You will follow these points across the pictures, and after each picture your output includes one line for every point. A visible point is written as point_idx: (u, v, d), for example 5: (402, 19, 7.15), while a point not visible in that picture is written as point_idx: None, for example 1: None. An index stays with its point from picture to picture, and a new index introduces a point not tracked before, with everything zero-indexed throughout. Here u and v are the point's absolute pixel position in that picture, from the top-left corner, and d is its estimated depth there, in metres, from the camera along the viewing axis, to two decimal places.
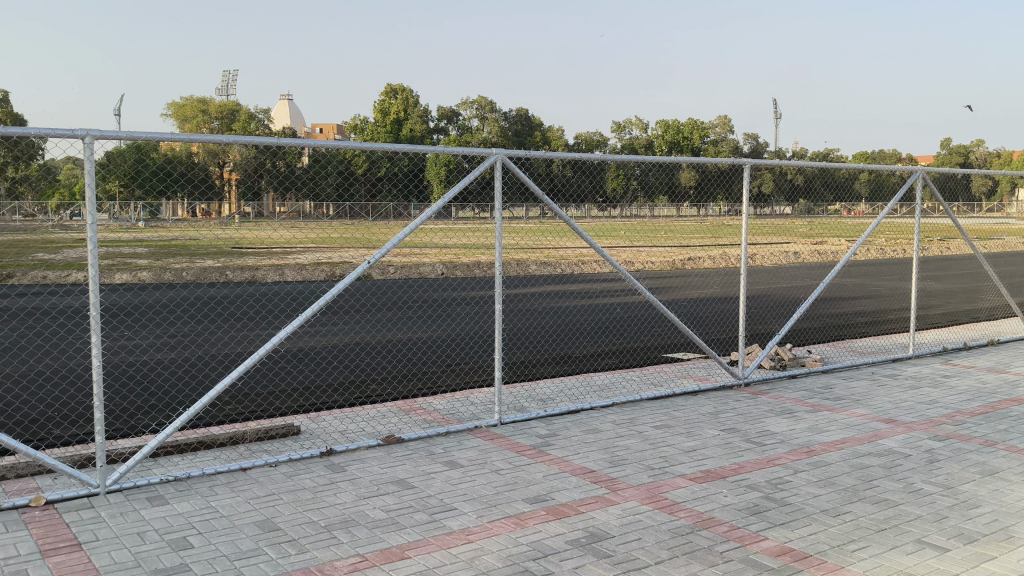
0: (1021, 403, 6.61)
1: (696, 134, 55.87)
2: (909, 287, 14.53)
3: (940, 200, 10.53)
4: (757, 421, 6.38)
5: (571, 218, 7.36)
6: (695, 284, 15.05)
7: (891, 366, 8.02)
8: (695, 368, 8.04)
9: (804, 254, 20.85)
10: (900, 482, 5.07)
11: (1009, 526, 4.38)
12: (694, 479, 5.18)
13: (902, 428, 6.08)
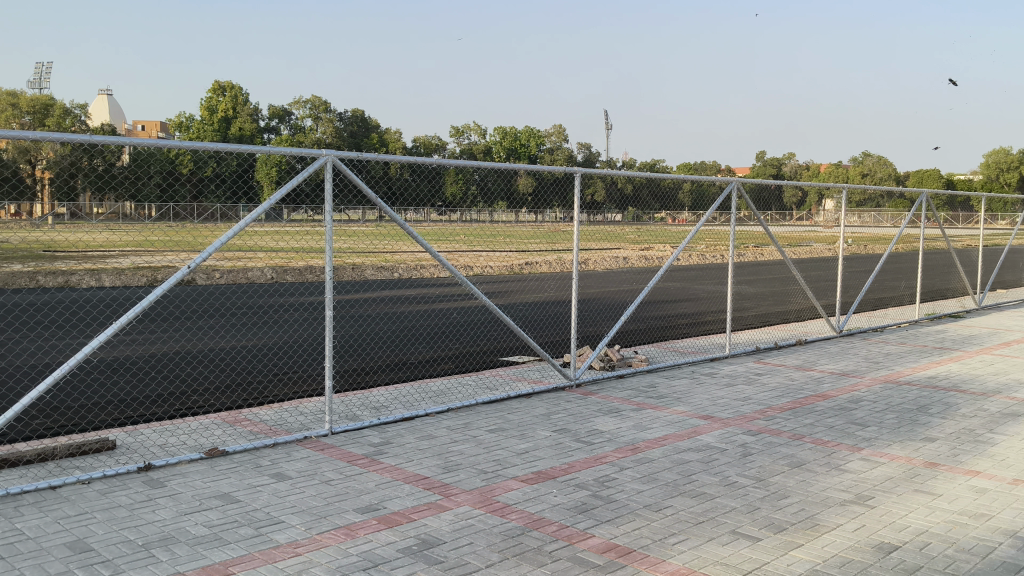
0: (824, 398, 7.09)
1: (531, 142, 56.92)
2: (727, 290, 15.32)
3: (756, 211, 11.16)
4: (586, 421, 6.53)
5: (407, 223, 7.24)
6: (530, 288, 15.28)
7: (711, 365, 8.42)
8: (529, 372, 8.15)
9: (632, 259, 21.62)
10: (717, 475, 5.31)
11: (814, 515, 4.67)
12: (526, 480, 5.24)
13: (720, 424, 6.39)
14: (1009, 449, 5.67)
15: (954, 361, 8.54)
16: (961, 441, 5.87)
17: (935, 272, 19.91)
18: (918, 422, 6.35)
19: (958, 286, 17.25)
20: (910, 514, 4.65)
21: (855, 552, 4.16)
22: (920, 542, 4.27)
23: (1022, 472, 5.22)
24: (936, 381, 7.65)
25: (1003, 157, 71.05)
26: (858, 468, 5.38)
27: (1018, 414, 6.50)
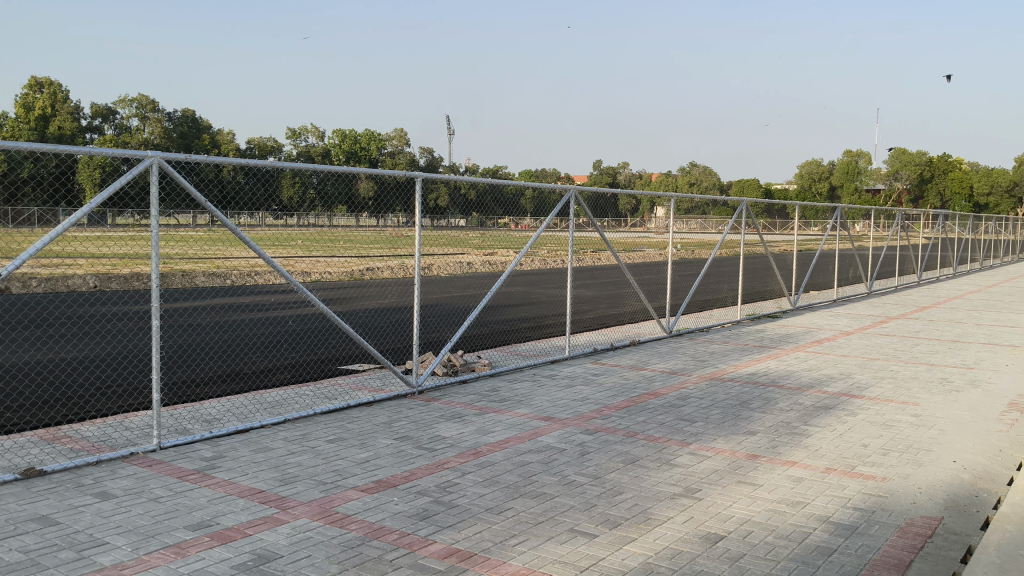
0: (657, 396, 7.38)
1: (373, 146, 56.37)
2: (566, 294, 15.70)
3: (594, 218, 11.42)
4: (428, 427, 6.52)
5: (240, 229, 7.00)
6: (371, 295, 15.13)
7: (551, 368, 8.60)
8: (370, 379, 8.05)
9: (474, 264, 21.78)
10: (556, 475, 5.43)
11: (647, 509, 4.85)
12: (366, 490, 5.17)
13: (559, 425, 6.53)
14: (822, 439, 6.10)
15: (773, 358, 9.10)
16: (780, 433, 6.26)
17: (756, 275, 21.11)
18: (741, 416, 6.71)
19: (776, 288, 18.35)
20: (734, 504, 4.90)
21: (685, 543, 4.35)
22: (744, 531, 4.51)
23: (833, 460, 5.62)
24: (757, 378, 8.12)
25: (818, 168, 76.32)
26: (688, 463, 5.63)
27: (830, 406, 7.00)
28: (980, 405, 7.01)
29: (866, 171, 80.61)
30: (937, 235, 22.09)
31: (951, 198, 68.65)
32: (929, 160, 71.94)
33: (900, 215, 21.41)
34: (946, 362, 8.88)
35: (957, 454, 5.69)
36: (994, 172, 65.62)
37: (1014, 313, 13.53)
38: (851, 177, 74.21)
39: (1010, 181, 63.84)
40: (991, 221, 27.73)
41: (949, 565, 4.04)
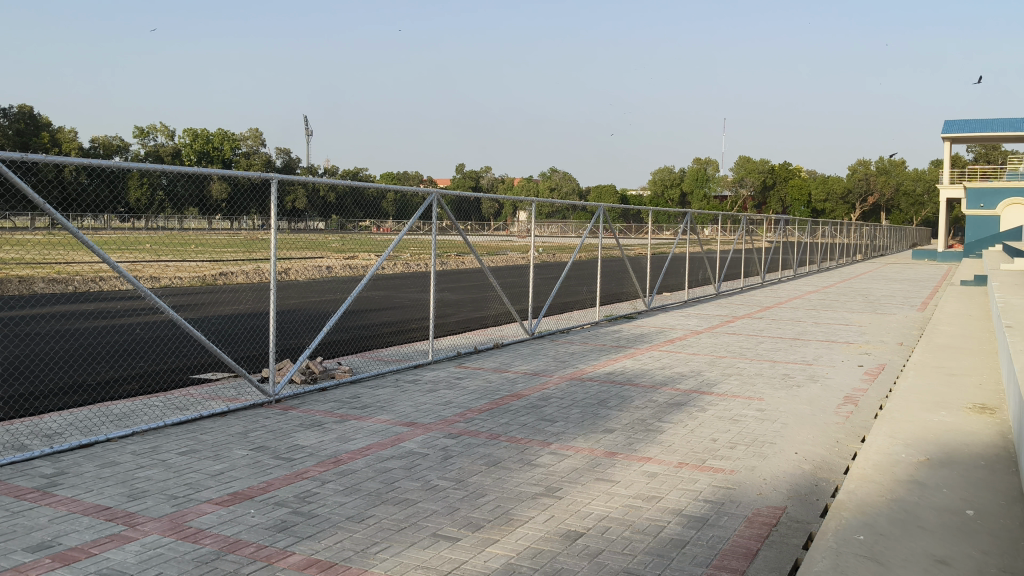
0: (518, 398, 7.47)
1: (228, 146, 54.57)
2: (429, 298, 15.66)
3: (456, 221, 11.40)
4: (286, 436, 6.36)
5: (83, 232, 6.61)
6: (226, 301, 14.63)
7: (413, 372, 8.56)
8: (225, 389, 7.78)
9: (335, 268, 21.42)
10: (419, 480, 5.40)
11: (509, 510, 4.89)
12: (221, 503, 4.99)
13: (421, 429, 6.51)
14: (675, 435, 6.32)
15: (629, 358, 9.37)
16: (636, 430, 6.45)
17: (613, 278, 21.66)
18: (599, 415, 6.88)
19: (632, 290, 18.90)
20: (593, 501, 5.02)
21: (546, 542, 4.41)
22: (602, 527, 4.62)
23: (685, 455, 5.84)
24: (615, 377, 8.34)
25: (671, 174, 79.19)
26: (548, 462, 5.72)
27: (682, 403, 7.27)
28: (819, 399, 7.45)
29: (716, 178, 84.20)
30: (779, 239, 23.30)
31: (792, 205, 72.66)
32: (772, 168, 75.95)
33: (746, 220, 22.44)
34: (789, 359, 9.39)
35: (798, 446, 6.03)
36: (830, 179, 69.93)
37: (848, 312, 14.44)
38: (702, 183, 77.36)
39: (844, 188, 68.19)
40: (827, 225, 29.46)
41: (792, 551, 4.27)
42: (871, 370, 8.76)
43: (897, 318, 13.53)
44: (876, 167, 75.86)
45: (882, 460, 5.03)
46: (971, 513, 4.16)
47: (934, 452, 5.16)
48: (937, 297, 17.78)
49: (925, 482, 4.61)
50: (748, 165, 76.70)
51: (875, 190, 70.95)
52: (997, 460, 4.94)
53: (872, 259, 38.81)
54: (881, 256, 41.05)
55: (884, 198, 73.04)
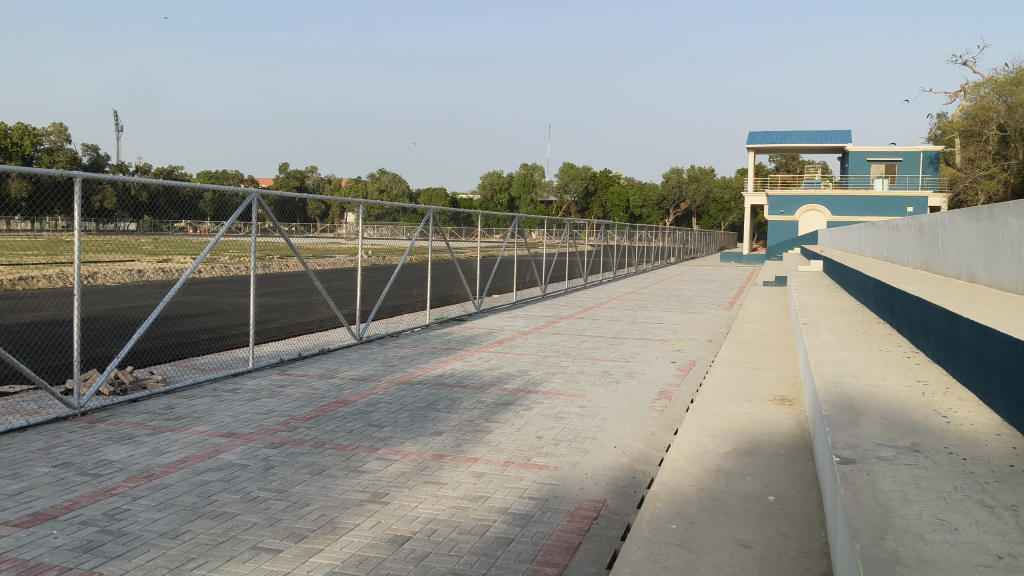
0: (344, 404, 7.34)
1: (26, 141, 50.50)
2: (249, 302, 15.11)
3: (279, 222, 11.04)
4: (93, 451, 5.97)
5: None
6: (24, 307, 13.55)
7: (233, 381, 8.24)
8: (24, 402, 7.19)
9: (147, 272, 20.30)
10: (238, 493, 5.21)
11: (334, 518, 4.80)
12: (19, 525, 4.62)
13: (241, 440, 6.27)
14: (501, 434, 6.41)
15: (456, 360, 9.42)
16: (463, 431, 6.49)
17: (440, 280, 21.74)
18: (427, 418, 6.87)
19: (459, 293, 19.01)
20: (420, 505, 5.00)
21: (371, 549, 4.36)
22: (429, 530, 4.61)
23: (511, 454, 5.93)
24: (442, 379, 8.36)
25: (498, 179, 80.26)
26: (374, 468, 5.65)
27: (509, 403, 7.38)
28: (637, 394, 7.77)
29: (541, 183, 86.15)
30: (600, 243, 24.11)
31: (612, 210, 75.32)
32: (594, 175, 78.48)
33: (569, 224, 23.07)
34: (610, 357, 9.73)
35: (617, 440, 6.26)
36: (647, 185, 73.15)
37: (663, 311, 15.14)
38: (528, 188, 78.84)
39: (661, 195, 71.37)
40: (645, 229, 30.74)
41: (611, 542, 4.42)
42: (683, 365, 9.23)
43: (707, 316, 14.32)
44: (688, 175, 80.00)
45: (693, 451, 5.30)
46: (772, 498, 4.45)
47: (739, 442, 5.49)
48: (742, 297, 18.95)
49: (730, 471, 4.90)
50: (570, 171, 78.91)
51: (687, 196, 74.82)
52: (793, 447, 5.32)
53: (686, 261, 40.84)
54: (693, 259, 43.29)
55: (695, 204, 77.16)
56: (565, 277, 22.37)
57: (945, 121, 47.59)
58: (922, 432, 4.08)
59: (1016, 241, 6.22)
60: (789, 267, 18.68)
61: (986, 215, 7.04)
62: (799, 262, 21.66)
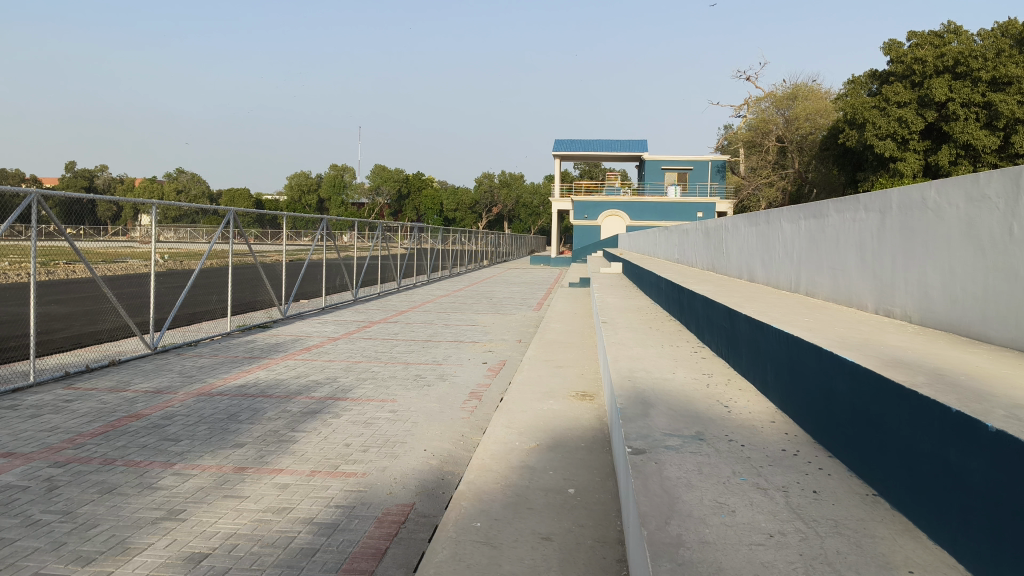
0: (138, 418, 6.95)
1: None
2: (30, 312, 13.96)
3: (64, 225, 10.29)
4: None
5: None
6: None
7: (11, 397, 7.59)
8: None
9: None
10: (17, 517, 4.81)
11: (125, 539, 4.53)
12: None
13: (20, 460, 5.79)
14: (307, 443, 6.28)
15: (261, 369, 9.12)
16: (267, 442, 6.30)
17: (244, 286, 20.96)
18: (228, 430, 6.61)
19: (264, 299, 18.40)
20: (219, 520, 4.81)
21: (166, 568, 4.15)
22: (231, 545, 4.44)
23: (317, 462, 5.82)
24: (245, 389, 8.08)
25: (307, 181, 78.40)
26: (169, 484, 5.38)
27: (316, 411, 7.23)
28: (447, 396, 7.83)
29: (352, 186, 84.69)
30: (411, 246, 24.08)
31: (425, 213, 75.41)
32: (407, 178, 78.25)
33: (379, 227, 22.87)
34: (420, 360, 9.75)
35: (426, 443, 6.28)
36: (458, 189, 73.74)
37: (473, 314, 15.33)
38: (340, 191, 77.59)
39: (472, 198, 72.17)
40: (457, 233, 30.95)
41: (418, 544, 4.43)
42: (494, 366, 9.39)
43: (516, 318, 14.61)
44: (498, 179, 81.25)
45: (499, 449, 5.40)
46: (572, 491, 4.61)
47: (543, 438, 5.65)
48: (549, 299, 19.47)
49: (534, 466, 5.04)
50: (381, 173, 78.20)
51: (498, 200, 76.00)
52: (593, 441, 5.54)
53: (497, 264, 41.49)
54: (505, 261, 44.03)
55: (506, 208, 78.46)
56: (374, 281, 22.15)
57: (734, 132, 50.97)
58: (706, 421, 4.37)
59: (789, 244, 6.78)
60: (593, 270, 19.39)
61: (763, 220, 7.62)
62: (602, 264, 22.54)
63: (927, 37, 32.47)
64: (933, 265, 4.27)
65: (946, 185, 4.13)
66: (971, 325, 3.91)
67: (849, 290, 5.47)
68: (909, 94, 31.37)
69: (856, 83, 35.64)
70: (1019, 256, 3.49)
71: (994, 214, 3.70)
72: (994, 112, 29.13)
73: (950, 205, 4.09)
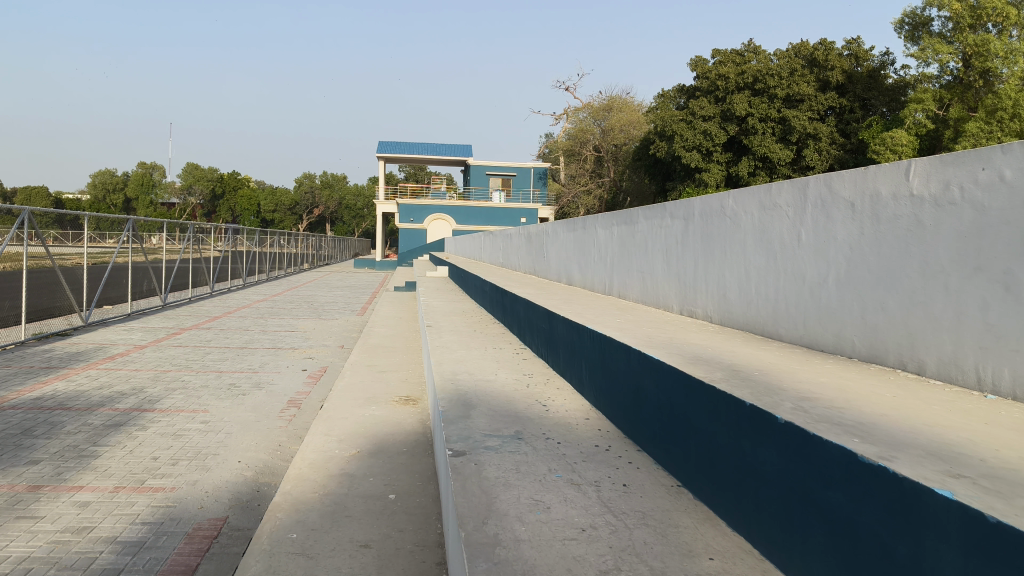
0: None
1: None
2: None
3: None
4: None
5: None
6: None
7: None
8: None
9: None
10: None
11: None
12: None
13: None
14: (111, 458, 5.91)
15: (60, 380, 8.51)
16: (65, 458, 5.88)
17: (39, 291, 19.48)
18: (21, 446, 6.12)
19: (63, 305, 17.18)
20: (11, 543, 4.44)
21: None
22: (23, 570, 4.11)
23: (121, 478, 5.48)
24: (42, 402, 7.52)
25: (113, 179, 73.96)
26: None
27: (120, 424, 6.83)
28: (263, 405, 7.59)
29: (164, 185, 80.63)
30: (225, 248, 23.14)
31: (243, 214, 72.80)
32: (223, 178, 75.30)
33: (189, 227, 21.85)
34: (236, 368, 9.41)
35: (240, 454, 6.06)
36: (278, 189, 71.60)
37: (293, 319, 14.96)
38: (149, 190, 73.72)
39: (291, 200, 70.40)
40: (277, 236, 30.06)
41: (231, 560, 4.26)
42: (313, 372, 9.19)
43: (337, 323, 14.37)
44: (320, 179, 79.51)
45: (317, 457, 5.28)
46: (392, 496, 4.58)
47: (363, 444, 5.59)
48: (372, 303, 19.26)
49: (354, 474, 4.97)
50: (195, 171, 74.75)
51: (320, 202, 74.48)
52: (415, 445, 5.53)
53: (319, 267, 40.67)
54: (326, 265, 43.22)
55: (327, 209, 76.86)
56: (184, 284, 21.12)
57: (555, 140, 52.31)
58: (524, 421, 4.45)
59: (604, 249, 7.02)
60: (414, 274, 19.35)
61: (579, 225, 7.86)
62: (424, 267, 22.57)
63: (729, 55, 34.56)
64: (730, 268, 4.54)
65: (742, 194, 4.41)
66: (763, 324, 4.19)
67: (656, 293, 5.73)
68: (712, 109, 33.32)
69: (665, 97, 37.53)
70: (806, 259, 3.78)
71: (784, 221, 3.98)
72: (787, 128, 31.34)
73: (745, 212, 4.37)
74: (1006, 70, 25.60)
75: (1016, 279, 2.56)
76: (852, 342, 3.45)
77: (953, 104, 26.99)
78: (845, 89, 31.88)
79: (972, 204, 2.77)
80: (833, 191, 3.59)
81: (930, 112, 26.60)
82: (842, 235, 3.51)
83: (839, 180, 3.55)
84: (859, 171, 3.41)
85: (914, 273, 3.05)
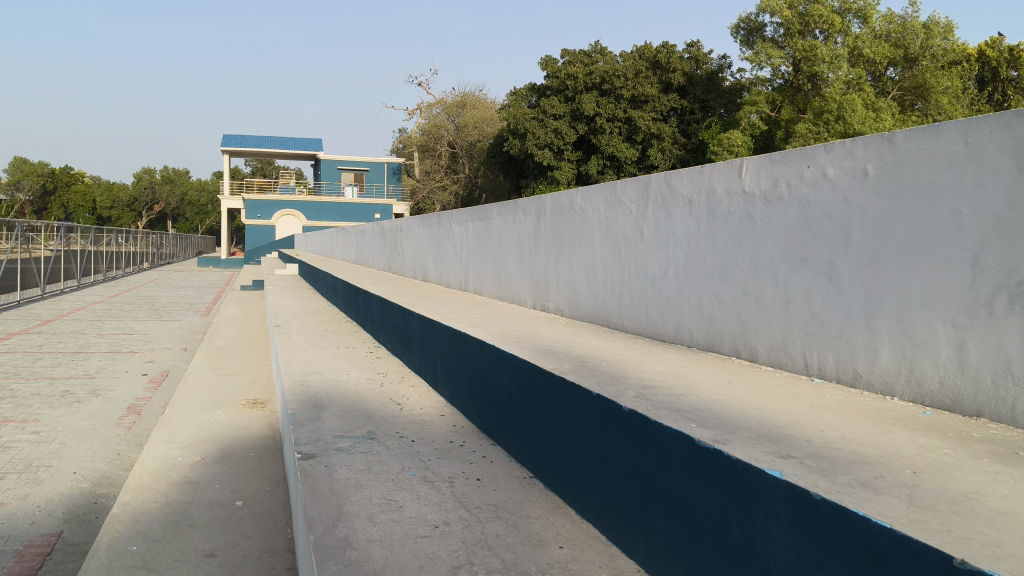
0: None
1: None
2: None
3: None
4: None
5: None
6: None
7: None
8: None
9: None
10: None
11: None
12: None
13: None
14: None
15: None
16: None
17: None
18: None
19: None
20: None
21: None
22: None
23: None
24: None
25: None
26: None
27: None
28: (101, 413, 7.20)
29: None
30: (55, 248, 21.81)
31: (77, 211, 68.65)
32: (54, 173, 70.67)
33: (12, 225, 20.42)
34: (71, 374, 8.90)
35: (76, 465, 5.74)
36: (115, 185, 67.80)
37: (132, 322, 14.24)
38: None
39: (129, 195, 66.85)
40: (112, 234, 28.55)
41: None
42: (156, 377, 8.80)
43: (180, 324, 13.81)
44: (163, 174, 75.97)
45: (159, 465, 5.06)
46: (239, 502, 4.45)
47: (208, 450, 5.40)
48: (217, 303, 18.65)
49: (198, 481, 4.79)
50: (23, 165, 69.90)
51: (161, 197, 71.10)
52: (263, 449, 5.40)
53: (159, 266, 38.92)
54: (168, 264, 41.43)
55: (170, 205, 73.50)
56: (8, 285, 19.70)
57: (408, 135, 52.00)
58: (376, 420, 4.41)
59: (458, 245, 7.05)
60: (263, 272, 18.86)
61: (433, 221, 7.87)
62: (272, 264, 21.97)
63: (577, 55, 35.24)
64: (578, 263, 4.65)
65: (589, 191, 4.51)
66: (610, 316, 4.32)
67: (509, 289, 5.81)
68: (562, 108, 33.85)
69: (517, 95, 37.90)
70: (649, 253, 3.91)
71: (627, 217, 4.11)
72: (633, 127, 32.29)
73: (591, 208, 4.49)
74: (831, 75, 27.13)
75: (837, 269, 2.74)
76: (690, 332, 3.60)
77: (785, 106, 28.48)
78: (686, 91, 33.11)
79: (798, 200, 2.94)
80: (672, 188, 3.73)
81: (763, 114, 28.14)
82: (681, 230, 3.65)
83: (677, 178, 3.69)
84: (695, 169, 3.56)
85: (746, 265, 3.22)
